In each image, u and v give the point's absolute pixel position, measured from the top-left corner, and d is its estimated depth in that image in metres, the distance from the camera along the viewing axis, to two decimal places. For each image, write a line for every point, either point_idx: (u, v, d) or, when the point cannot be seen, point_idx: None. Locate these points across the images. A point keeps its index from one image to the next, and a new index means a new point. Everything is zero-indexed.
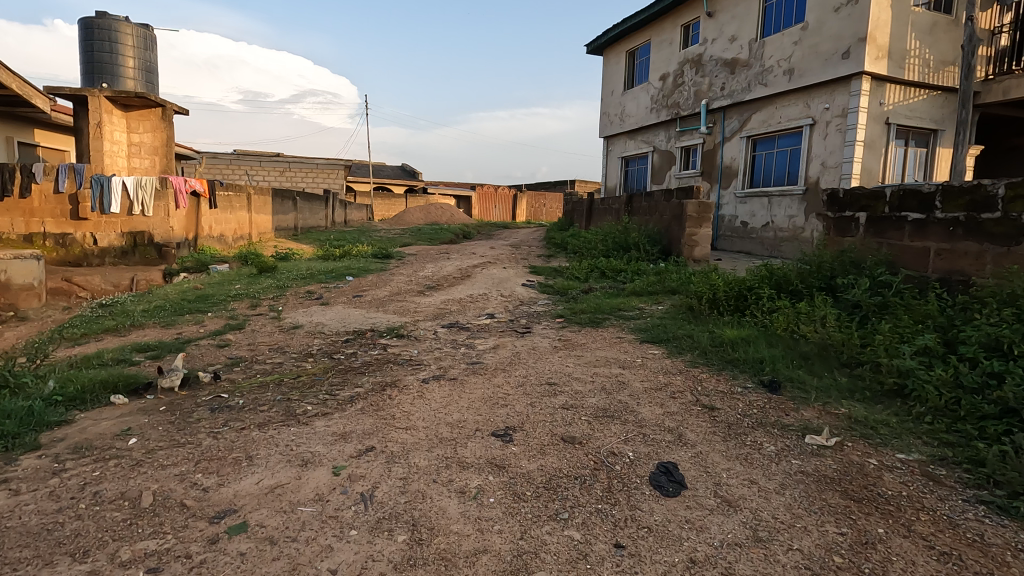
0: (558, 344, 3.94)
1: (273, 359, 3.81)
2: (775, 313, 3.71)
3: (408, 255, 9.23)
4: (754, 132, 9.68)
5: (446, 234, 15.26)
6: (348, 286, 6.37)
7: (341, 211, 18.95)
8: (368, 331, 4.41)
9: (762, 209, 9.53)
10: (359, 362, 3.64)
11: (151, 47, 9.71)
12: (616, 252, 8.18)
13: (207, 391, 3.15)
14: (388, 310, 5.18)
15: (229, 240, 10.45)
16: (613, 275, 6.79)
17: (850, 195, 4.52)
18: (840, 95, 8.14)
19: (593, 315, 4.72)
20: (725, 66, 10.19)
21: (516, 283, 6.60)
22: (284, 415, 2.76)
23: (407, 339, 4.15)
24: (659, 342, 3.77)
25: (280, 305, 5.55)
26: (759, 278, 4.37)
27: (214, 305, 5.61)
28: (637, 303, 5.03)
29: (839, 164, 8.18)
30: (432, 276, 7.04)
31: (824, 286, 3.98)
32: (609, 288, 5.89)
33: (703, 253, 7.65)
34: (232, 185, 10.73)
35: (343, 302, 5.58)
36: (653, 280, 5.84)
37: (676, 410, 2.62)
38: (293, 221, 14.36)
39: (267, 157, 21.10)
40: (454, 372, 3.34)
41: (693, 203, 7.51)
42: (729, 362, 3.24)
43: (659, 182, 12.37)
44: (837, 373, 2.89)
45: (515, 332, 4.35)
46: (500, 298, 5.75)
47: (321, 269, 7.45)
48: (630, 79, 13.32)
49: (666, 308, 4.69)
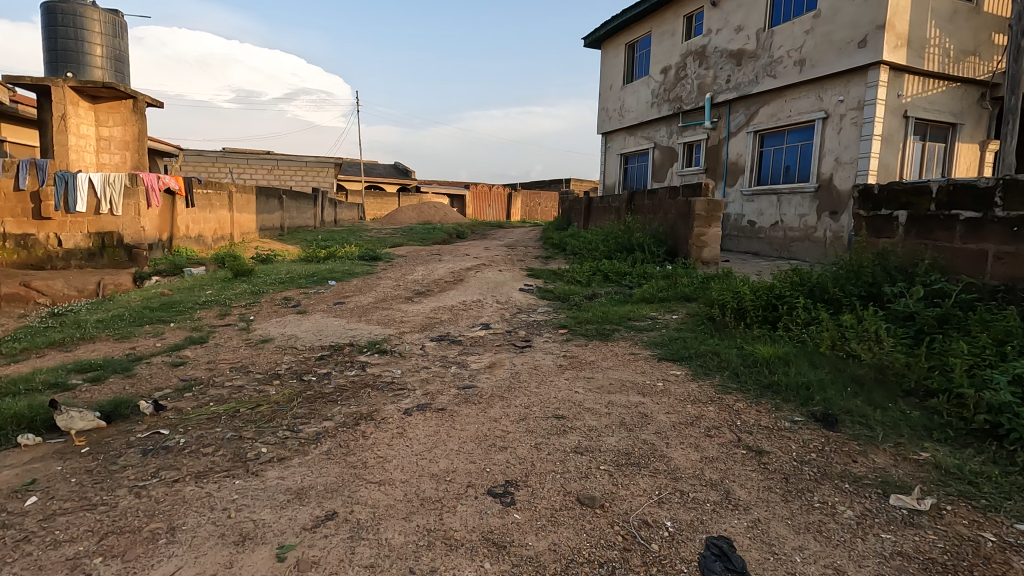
0: (563, 362, 3.43)
1: (233, 382, 3.28)
2: (814, 327, 3.22)
3: (398, 256, 8.68)
4: (762, 127, 9.20)
5: (438, 234, 14.71)
6: (329, 292, 5.83)
7: (331, 210, 18.38)
8: (347, 345, 3.89)
9: (770, 208, 9.08)
10: (332, 386, 3.10)
11: (121, 35, 9.12)
12: (619, 252, 7.67)
13: (144, 427, 2.62)
14: (372, 319, 4.65)
15: (208, 241, 9.90)
16: (617, 279, 6.28)
17: (888, 191, 4.04)
18: (856, 87, 7.68)
19: (599, 327, 4.20)
20: (730, 58, 9.71)
21: (514, 288, 6.09)
22: (230, 460, 2.23)
23: (390, 356, 3.63)
24: (680, 360, 3.26)
25: (252, 313, 5.01)
26: (788, 285, 3.88)
27: (179, 313, 5.06)
28: (648, 312, 4.53)
29: (854, 160, 7.72)
30: (422, 280, 6.51)
31: (866, 294, 3.50)
32: (614, 294, 5.38)
33: (711, 254, 7.18)
34: (212, 183, 10.16)
35: (322, 310, 5.06)
36: (663, 285, 5.34)
37: (716, 456, 2.12)
38: (279, 220, 13.79)
39: (255, 155, 20.48)
40: (443, 400, 2.82)
41: (702, 200, 7.02)
42: (767, 387, 2.74)
43: (660, 180, 11.89)
44: (904, 405, 2.40)
45: (513, 347, 3.84)
46: (496, 305, 5.23)
47: (303, 272, 6.89)
48: (630, 73, 12.84)
49: (682, 319, 4.18)
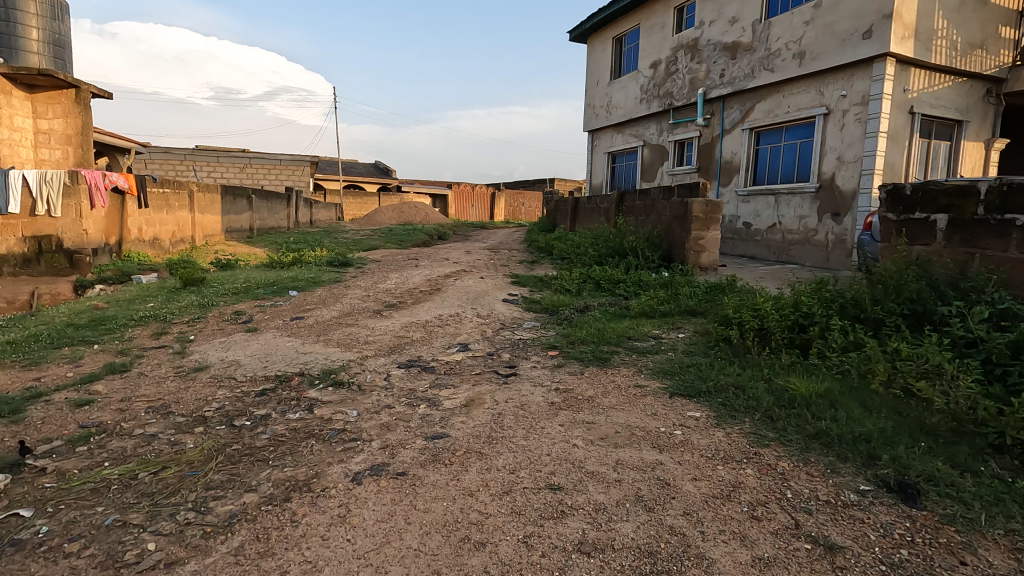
0: (555, 398, 2.83)
1: (145, 429, 2.62)
2: (857, 356, 2.68)
3: (371, 261, 8.02)
4: (759, 123, 8.73)
5: (418, 235, 14.04)
6: (288, 305, 5.17)
7: (306, 211, 17.61)
8: (296, 376, 3.24)
9: (768, 209, 8.60)
10: (266, 438, 2.45)
11: (60, 18, 8.38)
12: (610, 257, 7.11)
13: (1, 507, 1.97)
14: (332, 340, 4.00)
15: (165, 244, 9.13)
16: (611, 289, 5.71)
17: (925, 192, 3.52)
18: (859, 80, 7.24)
19: (595, 349, 3.61)
20: (725, 51, 9.22)
21: (496, 298, 5.49)
22: (98, 568, 1.60)
23: (347, 392, 2.99)
24: (698, 397, 2.69)
25: (193, 332, 4.32)
26: (814, 300, 3.34)
27: (108, 332, 4.36)
28: (651, 330, 3.96)
29: (858, 159, 7.26)
30: (394, 289, 5.88)
31: (910, 313, 2.96)
32: (610, 306, 4.79)
33: (710, 260, 6.68)
34: (169, 181, 9.38)
35: (275, 328, 4.38)
36: (664, 296, 4.79)
37: (774, 557, 1.53)
38: (247, 222, 12.99)
39: (225, 153, 19.59)
40: (406, 458, 2.20)
41: (699, 201, 6.50)
42: (815, 438, 2.18)
43: (650, 180, 11.39)
44: (1001, 470, 1.87)
45: (496, 377, 3.22)
46: (477, 320, 4.62)
47: (262, 281, 6.19)
48: (617, 68, 12.31)
49: (691, 340, 3.61)
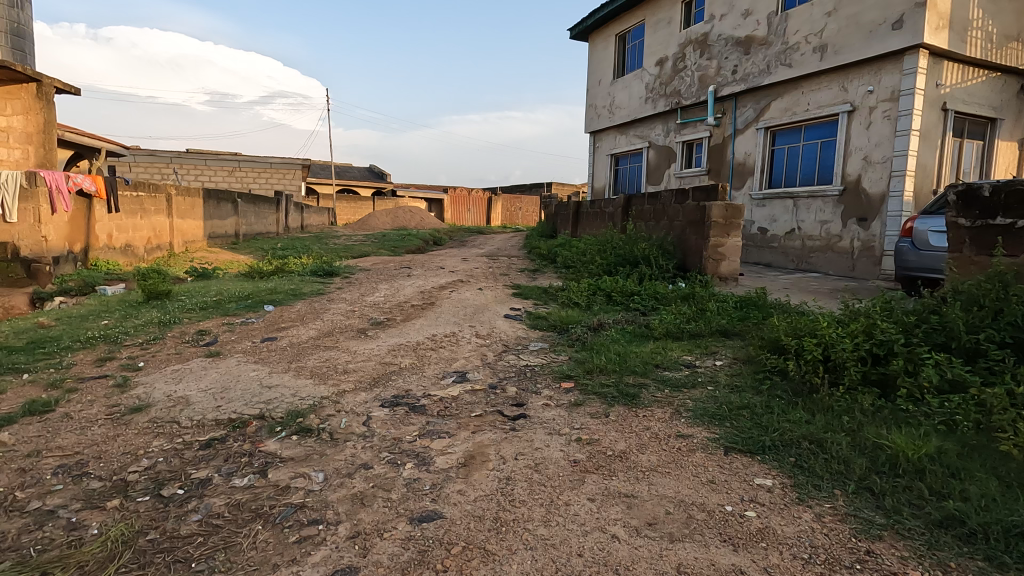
0: (578, 453, 2.22)
1: (43, 503, 1.99)
2: (967, 403, 2.10)
3: (359, 270, 7.41)
4: (775, 122, 8.18)
5: (413, 241, 13.46)
6: (261, 323, 4.55)
7: (297, 215, 17.04)
8: (253, 420, 2.62)
9: (785, 213, 8.04)
10: (199, 519, 1.83)
11: (19, 5, 7.73)
12: (620, 265, 6.53)
13: None
14: (305, 368, 3.38)
15: (139, 252, 8.51)
16: (624, 302, 5.13)
17: (1009, 191, 2.94)
18: (888, 75, 6.70)
19: (619, 382, 3.01)
20: (737, 46, 8.69)
21: (497, 314, 4.89)
22: None
23: (317, 443, 2.38)
24: (763, 455, 2.11)
25: (143, 358, 3.69)
26: (885, 322, 2.75)
27: (45, 357, 3.73)
28: (681, 356, 3.37)
29: (888, 159, 6.72)
30: (384, 302, 5.28)
31: (1016, 343, 2.39)
32: (627, 325, 4.21)
33: (730, 268, 6.11)
34: (144, 184, 8.78)
35: (241, 353, 3.76)
36: (688, 313, 4.20)
37: None
38: (233, 227, 12.38)
39: (213, 155, 18.98)
40: (383, 557, 1.59)
41: (719, 205, 5.94)
42: (945, 529, 1.60)
43: (656, 183, 10.84)
44: None
45: (501, 420, 2.61)
46: (476, 342, 4.01)
47: (236, 294, 5.57)
48: (620, 67, 11.77)
49: (734, 371, 3.02)
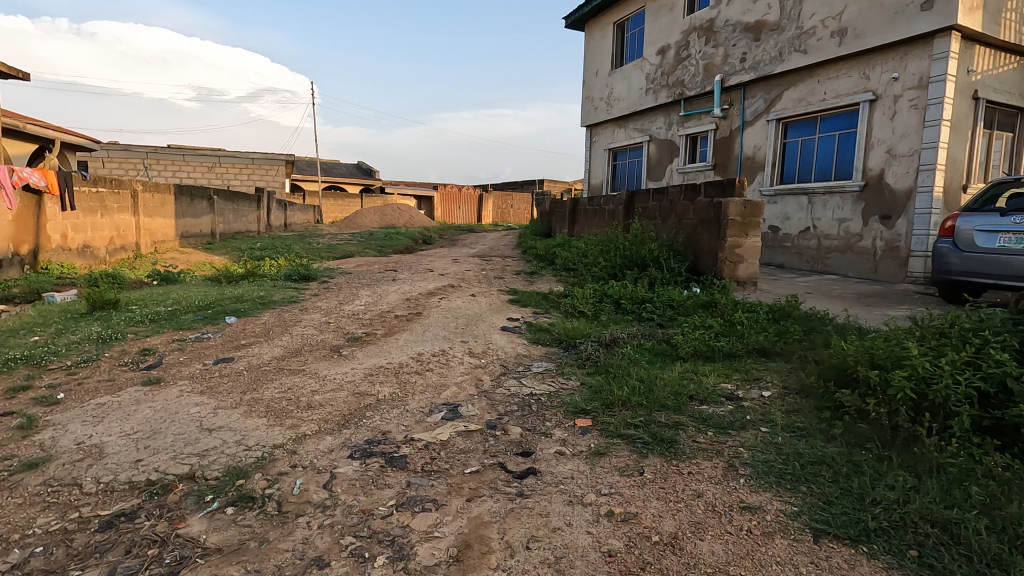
0: (613, 539, 1.63)
1: None
2: None
3: (339, 274, 6.78)
4: (787, 113, 7.65)
5: (400, 240, 12.79)
6: (218, 338, 3.92)
7: (280, 213, 16.31)
8: (179, 483, 1.99)
9: (799, 211, 7.51)
10: None
11: None
12: (626, 267, 5.96)
13: None
14: (260, 401, 2.76)
15: (100, 253, 7.81)
16: (635, 310, 4.56)
17: None
18: (915, 61, 6.19)
19: (650, 421, 2.43)
20: (746, 33, 8.15)
21: (493, 326, 4.29)
22: None
23: (259, 521, 1.77)
24: (869, 543, 1.53)
25: (66, 388, 3.04)
26: (989, 343, 2.19)
27: None
28: (718, 384, 2.80)
29: (915, 152, 6.19)
30: (364, 312, 4.67)
31: None
32: (645, 341, 3.63)
33: (748, 272, 5.56)
34: (104, 179, 8.05)
35: (187, 379, 3.13)
36: (715, 326, 3.64)
37: None
38: (209, 226, 11.67)
39: (191, 150, 18.19)
40: None
41: (737, 201, 5.38)
42: None
43: (657, 180, 10.29)
44: None
45: (504, 479, 2.03)
46: (470, 363, 3.41)
47: (195, 302, 4.92)
48: (619, 57, 11.19)
49: (790, 406, 2.45)
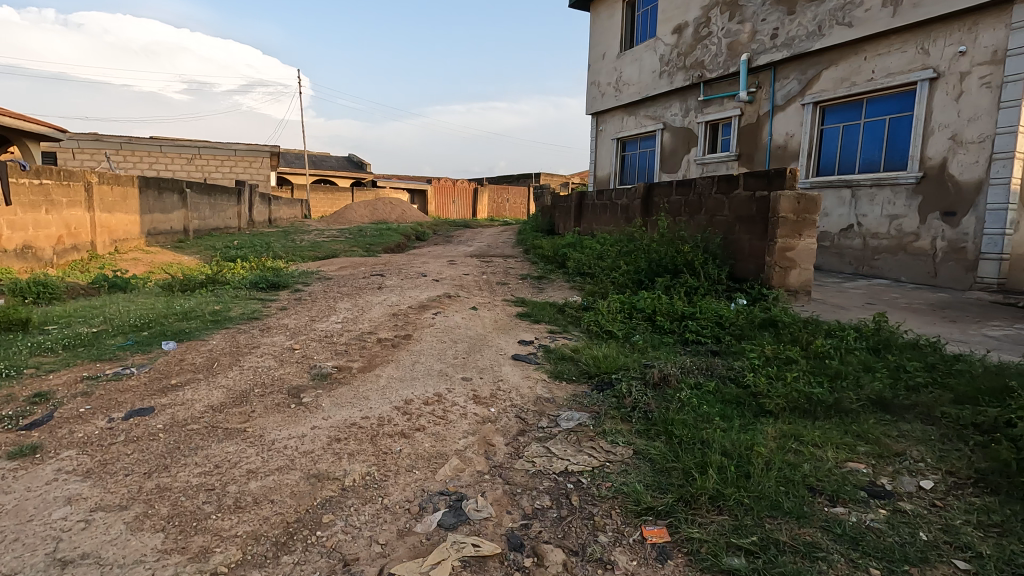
0: None
1: None
2: None
3: (317, 280, 5.84)
4: (827, 95, 6.75)
5: (391, 237, 11.81)
6: (143, 375, 2.98)
7: (263, 208, 15.30)
8: None
9: (841, 206, 6.63)
10: None
11: None
12: (653, 271, 5.06)
13: None
14: (161, 497, 1.82)
15: (44, 254, 6.82)
16: (675, 330, 3.68)
17: None
18: (988, 32, 5.31)
19: (771, 542, 1.54)
20: (778, 5, 7.25)
21: (502, 353, 3.38)
22: None
23: None
24: None
25: None
26: None
27: None
28: (845, 466, 1.90)
29: (986, 138, 5.33)
30: (340, 333, 3.74)
31: None
32: (704, 380, 2.75)
33: (800, 278, 4.68)
34: (51, 170, 7.05)
35: (75, 449, 2.19)
36: (799, 361, 2.76)
37: None
38: (181, 222, 10.67)
39: (170, 140, 17.12)
40: None
41: (789, 194, 4.50)
42: None
43: (672, 171, 9.39)
44: None
45: None
46: (476, 416, 2.49)
47: (130, 320, 3.97)
48: (628, 38, 10.27)
49: (987, 516, 1.58)
